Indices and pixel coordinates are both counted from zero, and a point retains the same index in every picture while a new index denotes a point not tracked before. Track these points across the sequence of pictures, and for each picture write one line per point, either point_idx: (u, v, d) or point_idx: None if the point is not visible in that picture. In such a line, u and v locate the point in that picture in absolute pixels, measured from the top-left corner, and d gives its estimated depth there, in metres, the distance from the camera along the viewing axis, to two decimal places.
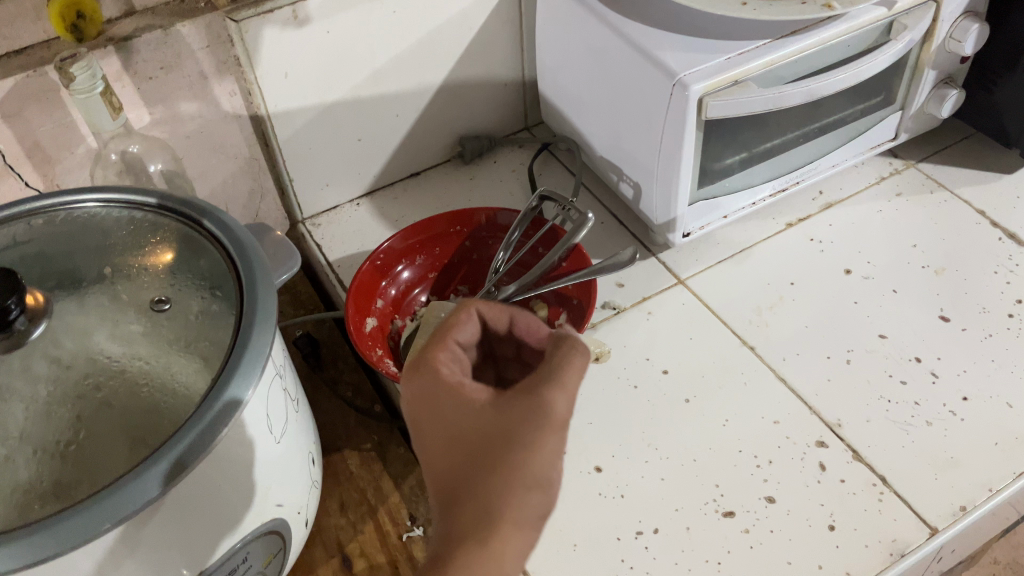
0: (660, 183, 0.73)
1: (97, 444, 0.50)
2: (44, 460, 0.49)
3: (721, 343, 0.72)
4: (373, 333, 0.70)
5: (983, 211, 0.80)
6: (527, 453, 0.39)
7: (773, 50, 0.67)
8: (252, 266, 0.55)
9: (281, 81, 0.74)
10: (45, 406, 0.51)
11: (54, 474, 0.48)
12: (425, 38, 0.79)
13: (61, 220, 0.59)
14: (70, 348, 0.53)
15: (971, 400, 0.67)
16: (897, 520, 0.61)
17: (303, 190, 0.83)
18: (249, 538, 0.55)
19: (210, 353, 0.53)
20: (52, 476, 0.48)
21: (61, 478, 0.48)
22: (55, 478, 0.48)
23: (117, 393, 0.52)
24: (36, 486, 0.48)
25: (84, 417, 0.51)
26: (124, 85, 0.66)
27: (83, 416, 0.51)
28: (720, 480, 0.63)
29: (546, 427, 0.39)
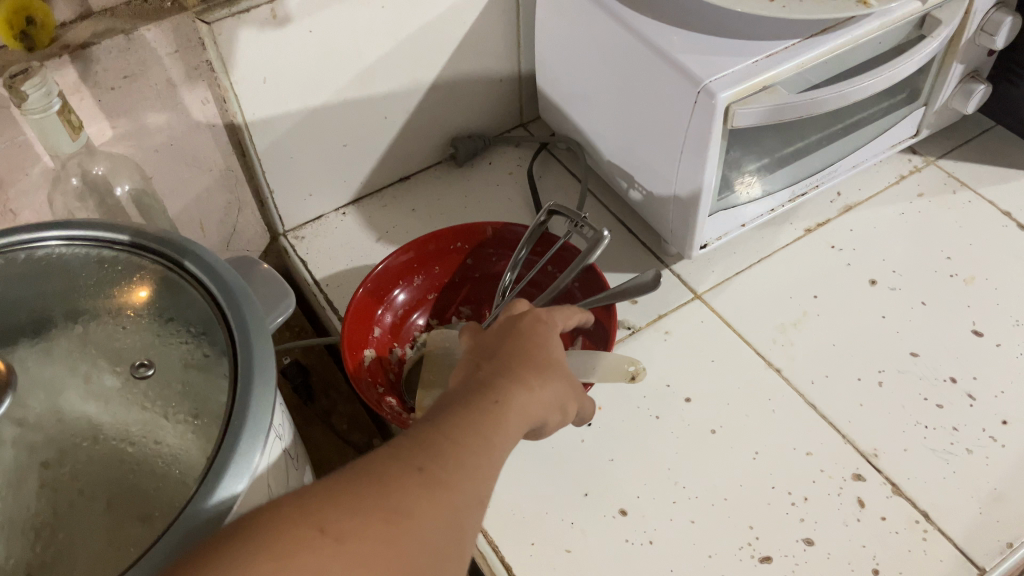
0: (679, 193, 0.68)
1: (78, 528, 0.45)
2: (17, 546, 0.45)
3: (745, 366, 0.67)
4: (372, 367, 0.64)
5: (1009, 212, 0.76)
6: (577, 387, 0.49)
7: (804, 52, 0.61)
8: (244, 319, 0.48)
9: (259, 87, 0.67)
10: (14, 482, 0.46)
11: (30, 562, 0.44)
12: (416, 33, 0.72)
13: (21, 262, 0.52)
14: (37, 409, 0.48)
15: (1011, 424, 0.63)
16: (943, 562, 0.57)
17: (285, 201, 0.76)
18: None
19: (201, 424, 0.47)
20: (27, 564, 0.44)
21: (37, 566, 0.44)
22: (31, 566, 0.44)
23: (99, 461, 0.47)
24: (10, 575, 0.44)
25: (59, 495, 0.46)
26: (83, 98, 0.59)
27: (58, 495, 0.46)
28: (754, 522, 0.59)
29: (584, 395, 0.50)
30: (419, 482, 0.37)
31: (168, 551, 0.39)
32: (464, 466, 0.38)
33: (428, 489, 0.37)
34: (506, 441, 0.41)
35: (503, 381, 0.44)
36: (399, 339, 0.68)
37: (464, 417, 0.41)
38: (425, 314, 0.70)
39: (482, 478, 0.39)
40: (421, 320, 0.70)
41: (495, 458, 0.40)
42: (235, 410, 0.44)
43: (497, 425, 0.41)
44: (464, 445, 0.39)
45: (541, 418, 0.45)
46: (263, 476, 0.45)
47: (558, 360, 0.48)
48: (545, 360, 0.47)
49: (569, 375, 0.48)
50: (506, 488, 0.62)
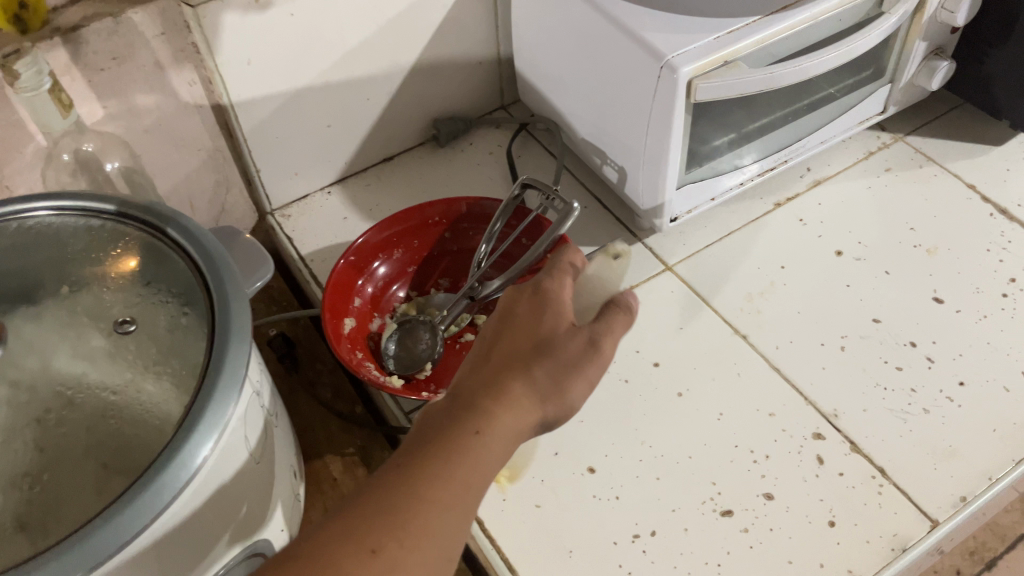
0: (647, 168, 0.70)
1: (63, 477, 0.47)
2: (8, 493, 0.47)
3: (713, 333, 0.70)
4: (351, 335, 0.67)
5: (974, 185, 0.79)
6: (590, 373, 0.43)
7: (764, 28, 0.63)
8: (223, 279, 0.51)
9: (243, 69, 0.69)
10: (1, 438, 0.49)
11: (16, 512, 0.46)
12: (395, 18, 0.74)
13: (13, 232, 0.54)
14: (29, 371, 0.51)
15: (968, 385, 0.66)
16: (897, 514, 0.60)
17: (272, 181, 0.79)
18: (232, 563, 0.52)
19: (179, 377, 0.50)
20: (13, 510, 0.46)
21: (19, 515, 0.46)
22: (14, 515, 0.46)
23: (84, 414, 0.50)
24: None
25: (45, 447, 0.49)
26: (74, 79, 0.62)
27: (44, 445, 0.49)
28: (717, 478, 0.62)
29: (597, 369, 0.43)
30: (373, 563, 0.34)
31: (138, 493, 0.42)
32: (429, 528, 0.35)
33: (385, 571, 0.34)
34: (483, 481, 0.38)
35: (482, 403, 0.40)
36: (379, 309, 0.71)
37: (431, 464, 0.37)
38: (404, 287, 0.73)
39: (450, 536, 0.36)
40: (401, 292, 0.72)
41: (467, 508, 0.37)
42: (213, 359, 0.47)
43: (468, 468, 0.37)
44: (430, 505, 0.36)
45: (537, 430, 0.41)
46: (241, 424, 0.48)
47: (556, 356, 0.43)
48: (541, 362, 0.42)
49: (573, 370, 0.42)
50: None
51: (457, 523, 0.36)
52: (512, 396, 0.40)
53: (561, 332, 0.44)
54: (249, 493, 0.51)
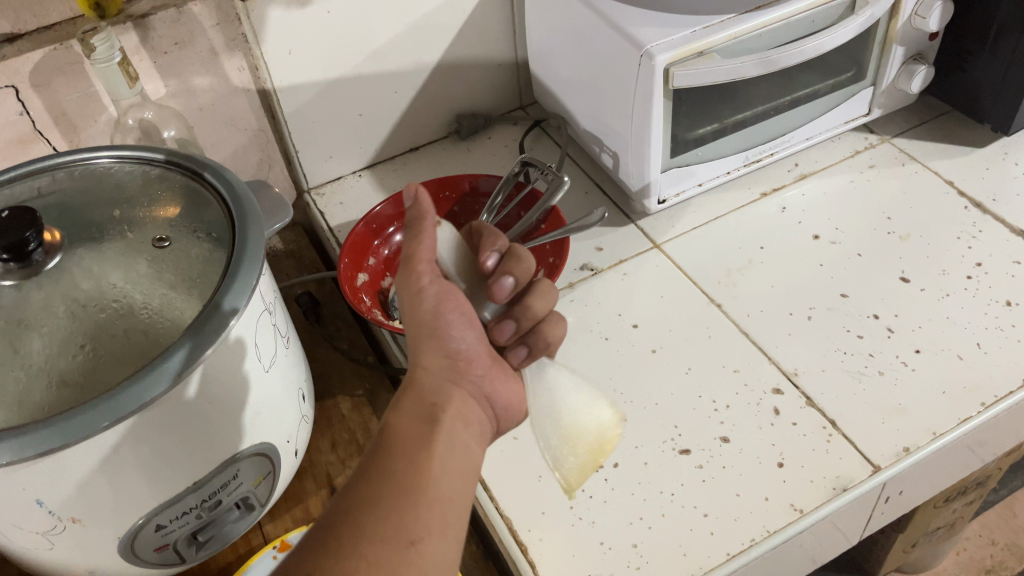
0: (634, 151, 0.78)
1: (105, 366, 0.54)
2: (56, 379, 0.53)
3: (690, 301, 0.77)
4: (364, 287, 0.76)
5: (952, 181, 0.84)
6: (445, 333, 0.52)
7: (736, 24, 0.71)
8: (245, 212, 0.61)
9: (285, 58, 0.80)
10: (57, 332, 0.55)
11: (67, 393, 0.53)
12: (421, 20, 0.85)
13: (80, 173, 0.64)
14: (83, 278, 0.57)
15: (923, 352, 0.71)
16: (842, 459, 0.64)
17: (309, 161, 0.90)
18: (240, 455, 0.60)
19: (204, 288, 0.58)
20: (64, 394, 0.53)
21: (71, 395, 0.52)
22: (66, 396, 0.53)
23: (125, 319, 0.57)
24: (49, 402, 0.52)
25: (92, 342, 0.55)
26: (142, 59, 0.73)
27: (92, 341, 0.55)
28: (679, 422, 0.68)
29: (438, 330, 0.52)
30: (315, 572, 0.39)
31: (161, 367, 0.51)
32: (369, 518, 0.42)
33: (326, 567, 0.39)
34: (417, 457, 0.45)
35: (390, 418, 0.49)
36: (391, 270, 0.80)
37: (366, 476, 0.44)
38: None
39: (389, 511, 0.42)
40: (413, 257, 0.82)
41: (409, 482, 0.44)
42: (230, 271, 0.56)
43: (390, 460, 0.45)
44: (367, 505, 0.42)
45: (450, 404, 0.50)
46: (250, 328, 0.57)
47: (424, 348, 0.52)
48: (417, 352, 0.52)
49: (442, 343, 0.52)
50: None
51: (394, 519, 0.42)
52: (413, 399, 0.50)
53: (412, 314, 0.52)
54: (258, 394, 0.60)
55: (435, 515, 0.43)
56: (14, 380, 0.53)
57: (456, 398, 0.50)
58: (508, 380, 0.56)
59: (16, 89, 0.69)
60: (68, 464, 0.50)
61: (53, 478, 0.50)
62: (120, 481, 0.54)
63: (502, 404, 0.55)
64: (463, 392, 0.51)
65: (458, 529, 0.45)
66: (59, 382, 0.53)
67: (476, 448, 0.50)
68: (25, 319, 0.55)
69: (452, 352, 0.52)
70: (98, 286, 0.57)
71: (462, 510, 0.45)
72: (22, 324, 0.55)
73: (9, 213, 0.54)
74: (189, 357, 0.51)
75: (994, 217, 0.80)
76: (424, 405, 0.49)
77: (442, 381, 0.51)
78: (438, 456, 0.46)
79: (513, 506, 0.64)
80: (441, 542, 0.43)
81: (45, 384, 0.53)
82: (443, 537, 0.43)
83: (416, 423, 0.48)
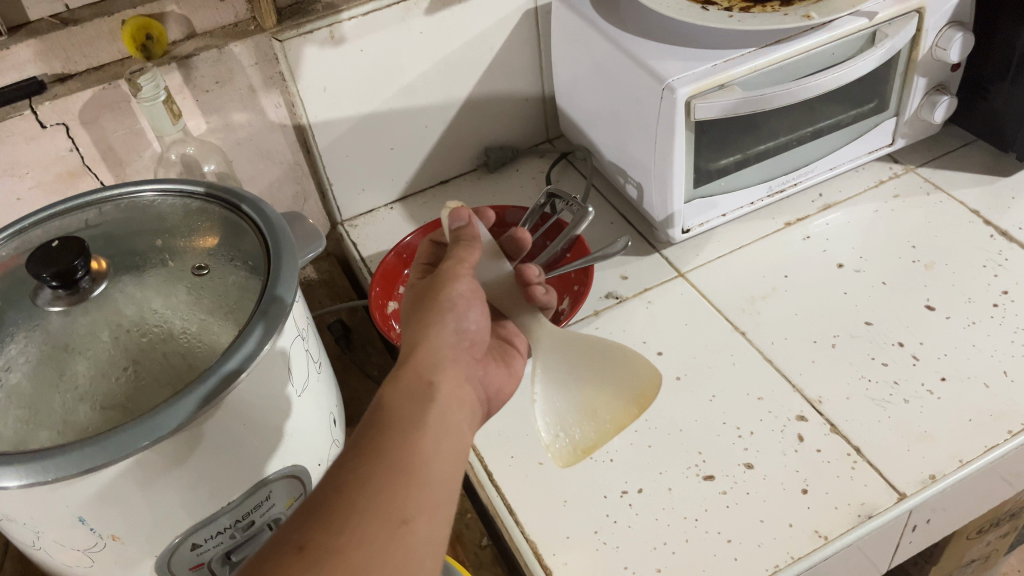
0: (657, 181, 0.79)
1: (145, 387, 0.56)
2: (99, 400, 0.55)
3: (714, 328, 0.78)
4: (394, 315, 0.79)
5: (977, 210, 0.85)
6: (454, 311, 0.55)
7: (756, 58, 0.73)
8: (279, 243, 0.63)
9: (320, 95, 0.83)
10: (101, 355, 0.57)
11: (110, 414, 0.54)
12: (450, 57, 0.88)
13: (124, 206, 0.67)
14: (127, 305, 0.59)
15: (949, 380, 0.71)
16: (867, 486, 0.64)
17: (343, 194, 0.93)
18: (272, 477, 0.62)
19: (239, 314, 0.60)
20: (107, 413, 0.54)
21: (115, 414, 0.54)
22: (110, 415, 0.54)
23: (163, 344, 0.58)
24: (93, 420, 0.54)
25: (134, 365, 0.57)
26: (185, 97, 0.76)
27: (133, 364, 0.57)
28: (703, 447, 0.69)
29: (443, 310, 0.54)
30: (303, 553, 0.39)
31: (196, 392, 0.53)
32: (360, 497, 0.42)
33: (316, 548, 0.39)
34: (410, 437, 0.45)
35: (383, 392, 0.48)
36: None
37: (356, 452, 0.44)
38: None
39: (378, 491, 0.42)
40: None
41: (398, 462, 0.44)
42: (264, 300, 0.58)
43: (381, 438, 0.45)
44: (359, 483, 0.42)
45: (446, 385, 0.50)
46: (283, 354, 0.60)
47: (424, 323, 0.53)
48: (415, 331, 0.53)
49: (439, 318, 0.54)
50: (498, 415, 0.74)
51: (386, 499, 0.42)
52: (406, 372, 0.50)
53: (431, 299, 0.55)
54: (291, 417, 0.62)
55: (427, 498, 0.44)
56: (61, 401, 0.55)
57: (450, 376, 0.51)
58: (500, 367, 0.60)
59: (66, 126, 0.73)
60: (108, 481, 0.52)
61: (93, 494, 0.53)
62: (159, 500, 0.56)
63: (488, 384, 0.58)
64: (458, 372, 0.52)
65: (448, 511, 0.45)
66: (102, 404, 0.55)
67: (467, 431, 0.50)
68: (70, 343, 0.57)
69: (457, 332, 0.55)
70: (140, 311, 0.59)
71: (453, 495, 0.46)
72: (69, 348, 0.57)
73: (60, 243, 0.57)
74: (223, 381, 0.53)
75: (1020, 246, 0.80)
76: (422, 380, 0.49)
77: (439, 359, 0.52)
78: (431, 436, 0.46)
79: (538, 530, 0.65)
80: (431, 521, 0.43)
81: (89, 406, 0.55)
82: (433, 516, 0.43)
83: (413, 399, 0.48)
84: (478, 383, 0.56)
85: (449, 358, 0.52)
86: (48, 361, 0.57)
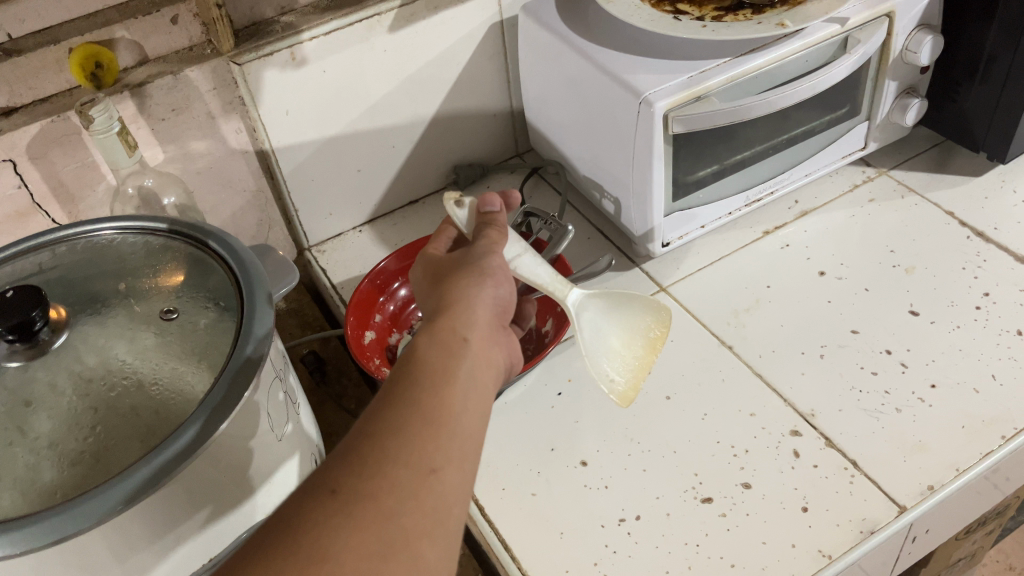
0: (636, 196, 0.78)
1: (114, 440, 0.52)
2: (65, 458, 0.51)
3: (701, 344, 0.77)
4: (371, 345, 0.76)
5: (952, 212, 0.85)
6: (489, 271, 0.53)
7: (733, 67, 0.72)
8: (253, 280, 0.59)
9: (282, 119, 0.80)
10: (64, 407, 0.53)
11: (80, 473, 0.50)
12: (415, 74, 0.86)
13: (82, 247, 0.63)
14: (90, 356, 0.55)
15: (939, 387, 0.70)
16: (866, 500, 0.63)
17: (309, 220, 0.90)
18: (254, 528, 0.59)
19: (213, 357, 0.56)
20: (75, 471, 0.50)
21: (85, 473, 0.50)
22: (78, 474, 0.50)
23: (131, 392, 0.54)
24: (60, 480, 0.50)
25: (101, 416, 0.53)
26: (140, 127, 0.73)
27: (100, 415, 0.53)
28: (698, 469, 0.67)
29: (478, 274, 0.52)
30: (330, 500, 0.39)
31: (175, 449, 0.49)
32: (387, 445, 0.41)
33: (344, 496, 0.39)
34: (441, 388, 0.44)
35: (415, 343, 0.47)
36: (398, 326, 0.80)
37: (386, 402, 0.44)
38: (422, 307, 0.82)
39: (407, 438, 0.41)
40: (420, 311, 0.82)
41: (427, 411, 0.43)
42: (241, 341, 0.55)
43: (413, 386, 0.44)
44: (388, 431, 0.42)
45: (478, 340, 0.48)
46: (263, 398, 0.56)
47: (456, 284, 0.52)
48: (449, 290, 0.52)
49: (473, 279, 0.52)
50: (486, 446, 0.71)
51: (416, 447, 0.41)
52: (438, 326, 0.49)
53: (466, 266, 0.53)
54: (270, 464, 0.58)
55: (457, 450, 0.42)
56: (22, 462, 0.51)
57: (482, 335, 0.49)
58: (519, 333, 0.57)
59: (14, 163, 0.69)
60: (81, 546, 0.48)
61: (63, 562, 0.49)
62: (136, 562, 0.52)
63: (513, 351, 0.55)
64: (489, 333, 0.50)
65: (477, 467, 0.44)
66: (68, 461, 0.51)
67: (497, 392, 0.48)
68: (32, 399, 0.53)
69: (491, 300, 0.52)
70: (105, 360, 0.55)
71: (482, 451, 0.44)
72: (30, 405, 0.53)
73: (15, 292, 0.52)
74: (201, 433, 0.49)
75: (997, 246, 0.80)
76: (453, 335, 0.48)
77: (471, 315, 0.50)
78: (461, 390, 0.45)
79: (535, 564, 0.62)
80: (460, 473, 0.42)
81: (54, 465, 0.50)
82: (462, 468, 0.42)
83: (444, 354, 0.46)
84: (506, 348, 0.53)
85: (483, 317, 0.50)
86: (7, 420, 0.52)
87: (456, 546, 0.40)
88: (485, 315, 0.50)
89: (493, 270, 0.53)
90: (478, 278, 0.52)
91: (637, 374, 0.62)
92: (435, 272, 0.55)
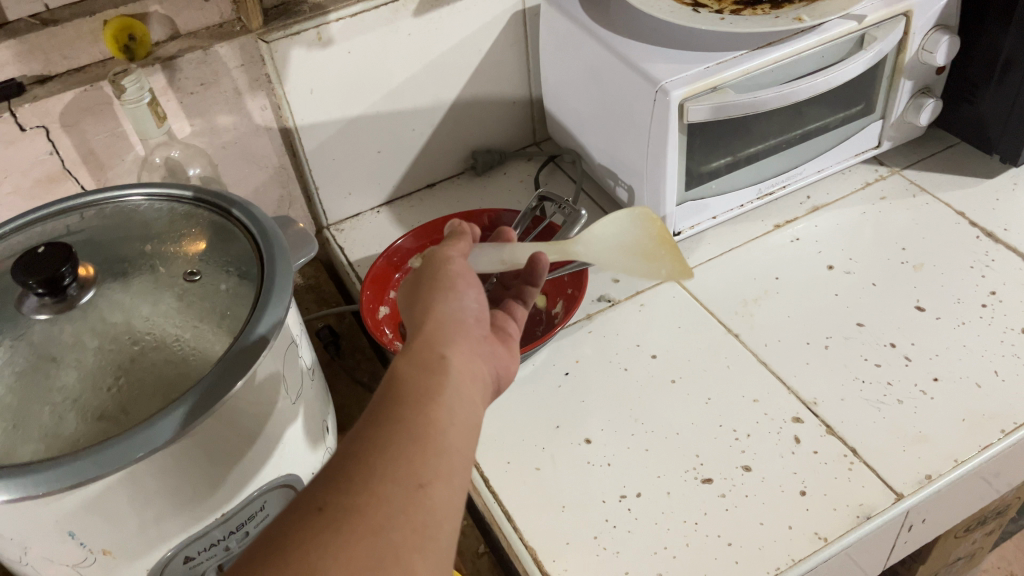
0: (650, 184, 0.79)
1: (135, 393, 0.54)
2: (88, 408, 0.53)
3: (708, 332, 0.78)
4: (384, 320, 0.78)
5: (964, 213, 0.86)
6: (459, 286, 0.52)
7: (749, 60, 0.73)
8: (273, 248, 0.61)
9: (307, 97, 0.82)
10: (89, 362, 0.54)
11: (103, 423, 0.52)
12: (438, 59, 0.87)
13: (109, 211, 0.65)
14: (115, 313, 0.57)
15: (941, 380, 0.71)
16: (864, 487, 0.64)
17: (328, 199, 0.92)
18: (265, 488, 0.61)
19: (232, 318, 0.58)
20: (98, 421, 0.52)
21: (108, 423, 0.52)
22: (102, 423, 0.52)
23: (153, 349, 0.56)
24: (84, 429, 0.52)
25: (124, 371, 0.55)
26: (169, 99, 0.75)
27: (123, 369, 0.55)
28: (700, 451, 0.68)
29: (447, 287, 0.52)
30: (319, 521, 0.39)
31: (187, 410, 0.50)
32: (373, 467, 0.41)
33: (333, 516, 0.39)
34: (419, 409, 0.44)
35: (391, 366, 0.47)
36: None
37: (369, 427, 0.43)
38: None
39: (390, 460, 0.41)
40: None
41: (409, 434, 0.43)
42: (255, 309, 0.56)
43: (392, 410, 0.44)
44: (372, 453, 0.42)
45: (456, 354, 0.48)
46: (278, 359, 0.58)
47: (427, 301, 0.51)
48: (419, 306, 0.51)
49: (444, 294, 0.51)
50: (493, 422, 0.73)
51: (402, 464, 0.41)
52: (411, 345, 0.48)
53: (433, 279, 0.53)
54: (285, 426, 0.61)
55: (442, 464, 0.42)
56: (49, 411, 0.52)
57: (461, 347, 0.49)
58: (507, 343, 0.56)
59: (47, 129, 0.71)
60: (99, 494, 0.50)
61: (82, 508, 0.51)
62: (152, 514, 0.54)
63: (501, 362, 0.54)
64: (469, 346, 0.49)
65: (463, 477, 0.43)
66: (92, 412, 0.52)
67: (482, 403, 0.48)
68: (60, 353, 0.55)
69: (465, 311, 0.52)
70: (129, 319, 0.57)
71: (467, 463, 0.44)
72: (57, 357, 0.55)
73: (48, 249, 0.54)
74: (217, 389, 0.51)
75: (1005, 247, 0.81)
76: (431, 352, 0.47)
77: (447, 329, 0.49)
78: (442, 404, 0.45)
79: (537, 536, 0.64)
80: (448, 487, 0.42)
81: (79, 415, 0.52)
82: (450, 481, 0.42)
83: (422, 370, 0.46)
84: (491, 358, 0.52)
85: (460, 332, 0.50)
86: (34, 372, 0.54)
87: (447, 560, 0.40)
88: (463, 328, 0.50)
89: (461, 280, 0.53)
90: (449, 292, 0.52)
91: (666, 253, 0.65)
92: (407, 291, 0.55)
